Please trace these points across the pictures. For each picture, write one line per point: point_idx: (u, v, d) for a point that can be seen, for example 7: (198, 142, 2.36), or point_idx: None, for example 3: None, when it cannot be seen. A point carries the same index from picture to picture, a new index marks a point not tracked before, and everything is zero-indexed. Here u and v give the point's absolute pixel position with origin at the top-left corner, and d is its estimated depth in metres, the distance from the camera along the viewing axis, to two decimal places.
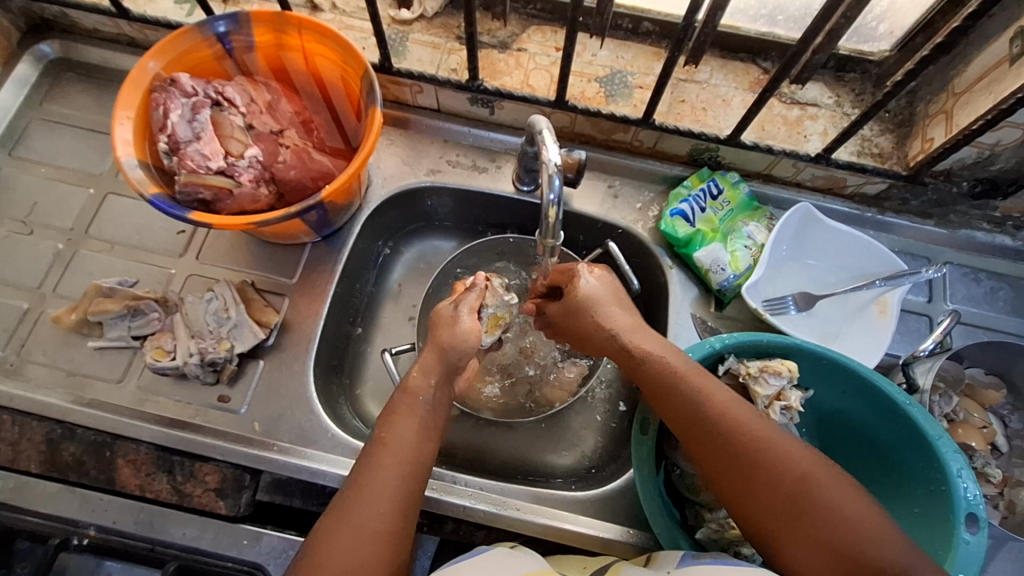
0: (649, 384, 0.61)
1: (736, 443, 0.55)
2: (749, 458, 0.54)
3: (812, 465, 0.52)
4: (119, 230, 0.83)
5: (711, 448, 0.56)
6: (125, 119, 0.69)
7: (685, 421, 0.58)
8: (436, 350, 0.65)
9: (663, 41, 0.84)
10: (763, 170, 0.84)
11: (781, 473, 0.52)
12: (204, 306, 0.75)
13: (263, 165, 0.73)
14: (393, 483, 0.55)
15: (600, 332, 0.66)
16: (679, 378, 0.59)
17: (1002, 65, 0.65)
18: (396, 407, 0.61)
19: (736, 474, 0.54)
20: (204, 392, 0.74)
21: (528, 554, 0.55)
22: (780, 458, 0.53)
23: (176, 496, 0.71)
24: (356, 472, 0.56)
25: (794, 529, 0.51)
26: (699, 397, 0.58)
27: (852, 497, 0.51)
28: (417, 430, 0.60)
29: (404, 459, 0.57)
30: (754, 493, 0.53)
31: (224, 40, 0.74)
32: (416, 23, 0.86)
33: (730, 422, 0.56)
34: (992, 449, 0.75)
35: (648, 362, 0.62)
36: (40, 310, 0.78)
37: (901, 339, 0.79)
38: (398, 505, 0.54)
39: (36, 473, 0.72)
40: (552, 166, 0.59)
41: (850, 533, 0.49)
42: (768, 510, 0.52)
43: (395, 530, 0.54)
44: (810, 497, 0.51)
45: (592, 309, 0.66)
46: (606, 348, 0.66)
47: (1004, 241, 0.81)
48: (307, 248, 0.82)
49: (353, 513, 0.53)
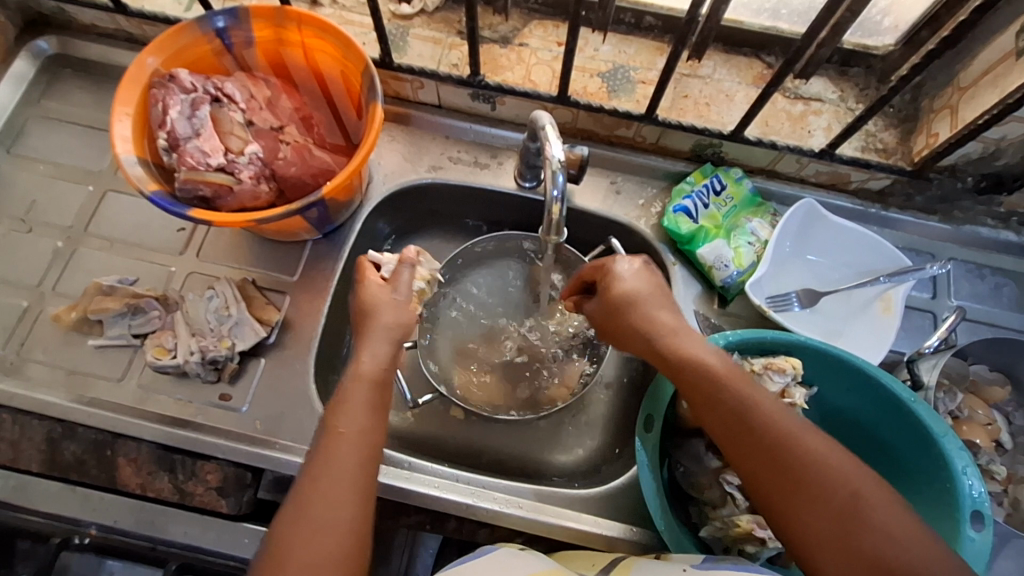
0: (694, 388, 0.59)
1: (784, 455, 0.53)
2: (800, 474, 0.53)
3: (863, 482, 0.52)
4: (119, 227, 0.82)
5: (754, 459, 0.55)
6: (124, 116, 0.68)
7: (728, 429, 0.57)
8: (382, 330, 0.64)
9: (666, 36, 0.83)
10: (766, 166, 0.83)
11: (831, 489, 0.51)
12: (205, 304, 0.75)
13: (263, 162, 0.73)
14: (349, 477, 0.55)
15: (649, 330, 0.64)
16: (726, 385, 0.58)
17: (1009, 59, 0.65)
18: (347, 393, 0.60)
19: (783, 487, 0.53)
20: (205, 390, 0.74)
21: (536, 556, 0.54)
22: (830, 473, 0.52)
23: (177, 494, 0.70)
24: (307, 469, 0.55)
25: (840, 547, 0.50)
26: (747, 405, 0.56)
27: (904, 518, 0.50)
28: (363, 415, 0.58)
29: (355, 451, 0.56)
30: (799, 508, 0.52)
31: (224, 36, 0.73)
32: (417, 18, 0.85)
33: (779, 433, 0.54)
34: (996, 446, 0.74)
35: (693, 367, 0.60)
36: (40, 308, 0.78)
37: (905, 336, 0.78)
38: (359, 500, 0.54)
39: (37, 472, 0.71)
40: (555, 162, 0.58)
41: (898, 552, 0.48)
42: (812, 525, 0.51)
43: (358, 524, 0.54)
44: (862, 518, 0.50)
45: (643, 307, 0.65)
46: (653, 348, 0.63)
47: (1010, 237, 0.81)
48: (308, 246, 0.82)
49: (313, 510, 0.53)
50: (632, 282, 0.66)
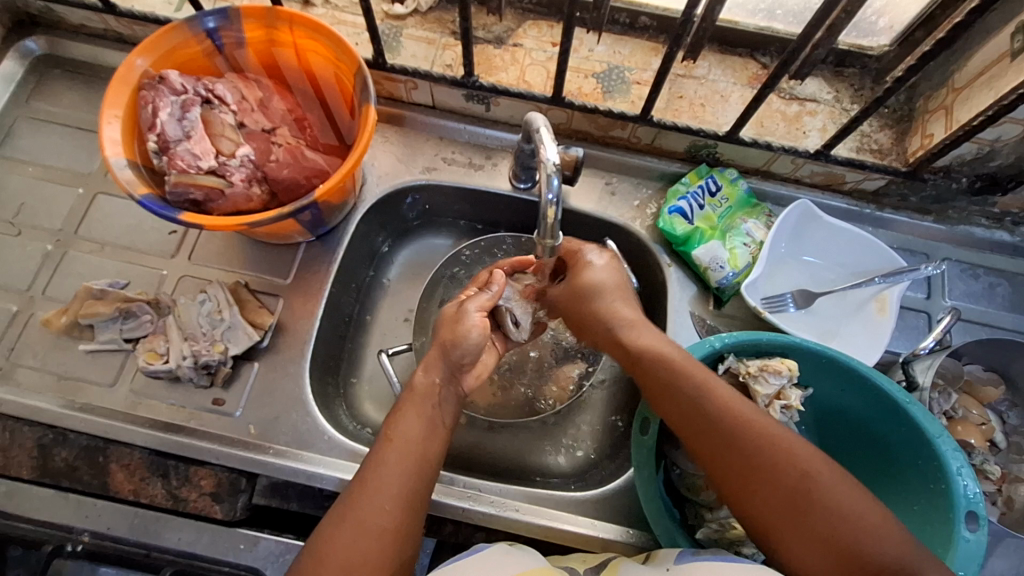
0: (651, 378, 0.60)
1: (735, 439, 0.54)
2: (754, 457, 0.53)
3: (815, 463, 0.52)
4: (109, 230, 0.81)
5: (709, 445, 0.56)
6: (112, 118, 0.67)
7: (683, 416, 0.58)
8: (439, 347, 0.65)
9: (661, 36, 0.83)
10: (761, 166, 0.83)
11: (785, 472, 0.52)
12: (197, 308, 0.75)
13: (254, 165, 0.72)
14: (400, 480, 0.56)
15: (598, 322, 0.67)
16: (681, 373, 0.59)
17: (1004, 60, 0.65)
18: (406, 403, 0.61)
19: (735, 470, 0.54)
20: (198, 395, 0.73)
21: (527, 552, 0.54)
22: (783, 456, 0.53)
23: (171, 501, 0.70)
24: (363, 470, 0.57)
25: (794, 527, 0.51)
26: (698, 390, 0.57)
27: (854, 498, 0.51)
28: (420, 424, 0.60)
29: (410, 455, 0.58)
30: (755, 490, 0.53)
31: (214, 37, 0.72)
32: (410, 18, 0.84)
33: (733, 418, 0.55)
34: (990, 445, 0.75)
35: (649, 356, 0.61)
36: (30, 313, 0.77)
37: (899, 336, 0.79)
38: (402, 504, 0.55)
39: (28, 479, 0.71)
40: (550, 165, 0.57)
41: (851, 533, 0.49)
42: (769, 506, 0.52)
43: (400, 529, 0.54)
44: (813, 497, 0.51)
45: (592, 298, 0.68)
46: (604, 339, 0.67)
47: (1003, 237, 0.81)
48: (301, 248, 0.81)
49: (358, 510, 0.54)
50: (585, 272, 0.69)
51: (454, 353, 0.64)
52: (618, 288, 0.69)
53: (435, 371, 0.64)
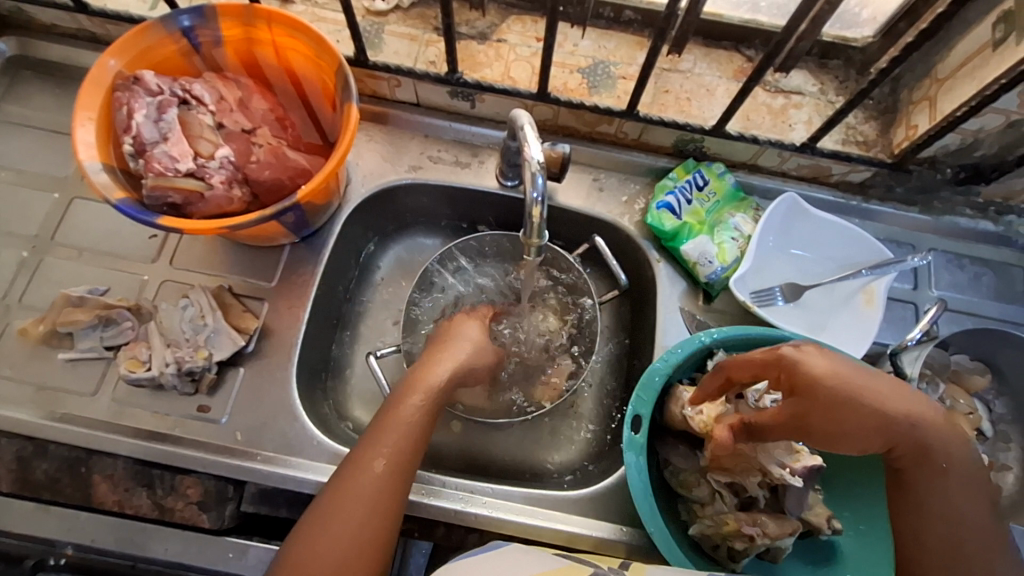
0: (825, 396, 0.53)
1: (918, 444, 0.53)
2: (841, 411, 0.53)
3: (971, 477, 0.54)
4: (87, 235, 0.79)
5: (856, 432, 0.54)
6: (86, 121, 0.65)
7: (846, 420, 0.53)
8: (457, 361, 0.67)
9: (645, 30, 0.82)
10: (748, 160, 0.83)
11: (959, 477, 0.53)
12: (180, 314, 0.73)
13: (234, 166, 0.70)
14: (385, 482, 0.57)
15: (886, 423, 0.53)
16: (856, 389, 0.53)
17: (986, 50, 0.65)
18: (403, 396, 0.62)
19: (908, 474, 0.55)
20: (182, 402, 0.72)
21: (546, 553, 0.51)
22: (955, 462, 0.53)
23: (157, 510, 0.69)
24: (350, 465, 0.58)
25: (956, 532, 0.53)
26: (880, 406, 0.53)
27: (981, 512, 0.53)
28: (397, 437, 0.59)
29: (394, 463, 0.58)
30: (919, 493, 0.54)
31: (190, 36, 0.71)
32: (392, 14, 0.83)
33: (908, 420, 0.53)
34: (978, 434, 0.75)
35: (819, 378, 0.53)
36: (6, 322, 0.75)
37: (887, 327, 0.79)
38: (388, 502, 0.57)
39: (7, 492, 0.69)
40: (535, 163, 0.57)
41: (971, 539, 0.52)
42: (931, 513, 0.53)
43: (385, 526, 0.56)
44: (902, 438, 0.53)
45: (846, 397, 0.53)
46: (845, 429, 0.54)
47: (987, 227, 0.82)
48: (285, 250, 0.80)
49: (344, 508, 0.55)
50: (810, 367, 0.54)
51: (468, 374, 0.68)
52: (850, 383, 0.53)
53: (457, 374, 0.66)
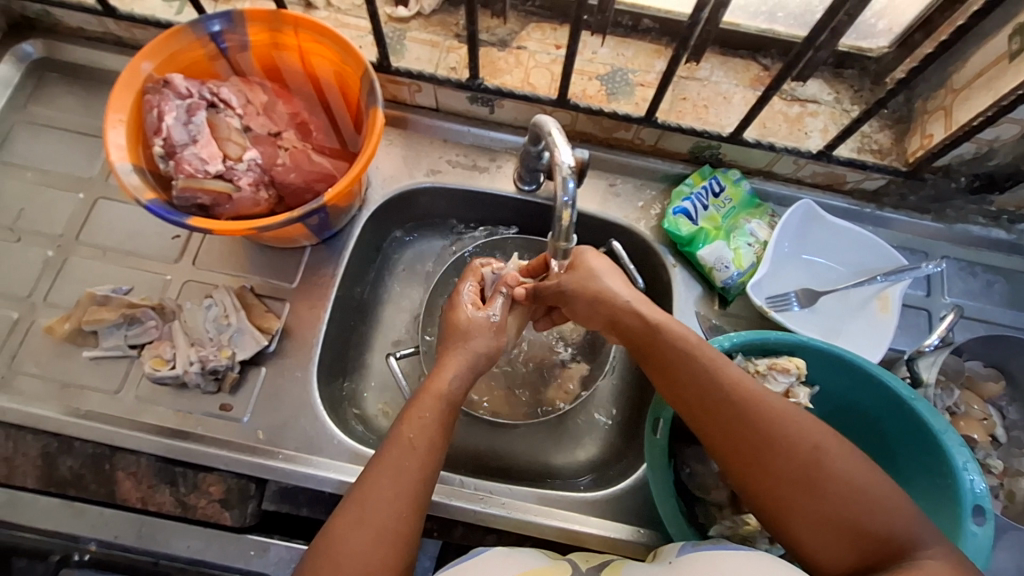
0: (662, 356, 0.61)
1: (747, 416, 0.55)
2: (763, 430, 0.54)
3: (822, 437, 0.54)
4: (110, 235, 0.80)
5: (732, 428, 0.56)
6: (117, 122, 0.66)
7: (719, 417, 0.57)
8: (469, 355, 0.66)
9: (663, 38, 0.83)
10: (764, 167, 0.84)
11: (794, 444, 0.53)
12: (204, 314, 0.74)
13: (262, 169, 0.71)
14: (411, 481, 0.56)
15: (610, 300, 0.66)
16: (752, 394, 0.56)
17: (1002, 61, 0.66)
18: (418, 403, 0.61)
19: (746, 454, 0.55)
20: (205, 400, 0.73)
21: (528, 553, 0.53)
22: (793, 430, 0.54)
23: (179, 508, 0.69)
24: (370, 469, 0.57)
25: (806, 501, 0.52)
26: (712, 370, 0.58)
27: (860, 468, 0.52)
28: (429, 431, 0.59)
29: (424, 458, 0.58)
30: (771, 472, 0.53)
31: (218, 40, 0.72)
32: (413, 20, 0.84)
33: (777, 413, 0.55)
34: (992, 440, 0.76)
35: (663, 333, 0.62)
36: (31, 320, 0.76)
37: (902, 333, 0.80)
38: (415, 502, 0.56)
39: (31, 488, 0.70)
40: (565, 168, 0.58)
41: (849, 498, 0.51)
42: (783, 484, 0.53)
43: (414, 526, 0.55)
44: (822, 466, 0.52)
45: (601, 278, 0.67)
46: (621, 316, 0.65)
47: (1000, 235, 0.83)
48: (307, 251, 0.81)
49: (367, 510, 0.54)
50: (584, 256, 0.69)
51: (480, 362, 0.67)
52: (611, 266, 0.69)
53: (465, 377, 0.65)
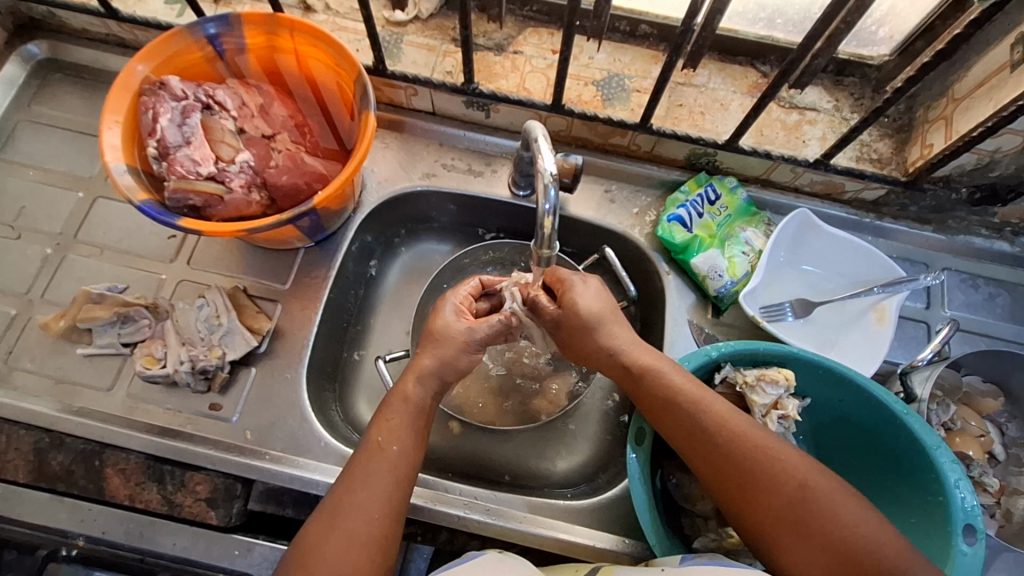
0: (650, 399, 0.62)
1: (732, 455, 0.57)
2: (747, 469, 0.56)
3: (811, 474, 0.55)
4: (109, 234, 0.81)
5: (716, 467, 0.58)
6: (113, 123, 0.67)
7: (705, 456, 0.58)
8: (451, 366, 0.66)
9: (661, 44, 0.83)
10: (761, 175, 0.83)
11: (781, 481, 0.55)
12: (195, 313, 0.75)
13: (254, 171, 0.72)
14: (381, 488, 0.57)
15: (597, 348, 0.66)
16: (731, 432, 0.58)
17: (1003, 71, 0.65)
18: (387, 408, 0.62)
19: (735, 490, 0.56)
20: (195, 399, 0.73)
21: (520, 559, 0.55)
22: (778, 466, 0.55)
23: (166, 506, 0.70)
24: (344, 477, 0.58)
25: (796, 537, 0.53)
26: (697, 410, 0.59)
27: (848, 504, 0.53)
28: (406, 435, 0.60)
29: (394, 463, 0.58)
30: (758, 508, 0.55)
31: (215, 43, 0.72)
32: (411, 25, 0.85)
33: (757, 452, 0.56)
34: (989, 457, 0.74)
35: (648, 376, 0.62)
36: (28, 316, 0.77)
37: (899, 346, 0.78)
38: (389, 511, 0.56)
39: (23, 483, 0.71)
40: (547, 175, 0.57)
41: (838, 532, 0.52)
42: (770, 519, 0.54)
43: (385, 531, 0.55)
44: (809, 503, 0.53)
45: (591, 325, 0.66)
46: (605, 363, 0.66)
47: (1003, 247, 0.81)
48: (300, 253, 0.81)
49: (338, 519, 0.55)
50: (575, 299, 0.67)
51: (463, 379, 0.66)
52: (610, 310, 0.67)
53: None
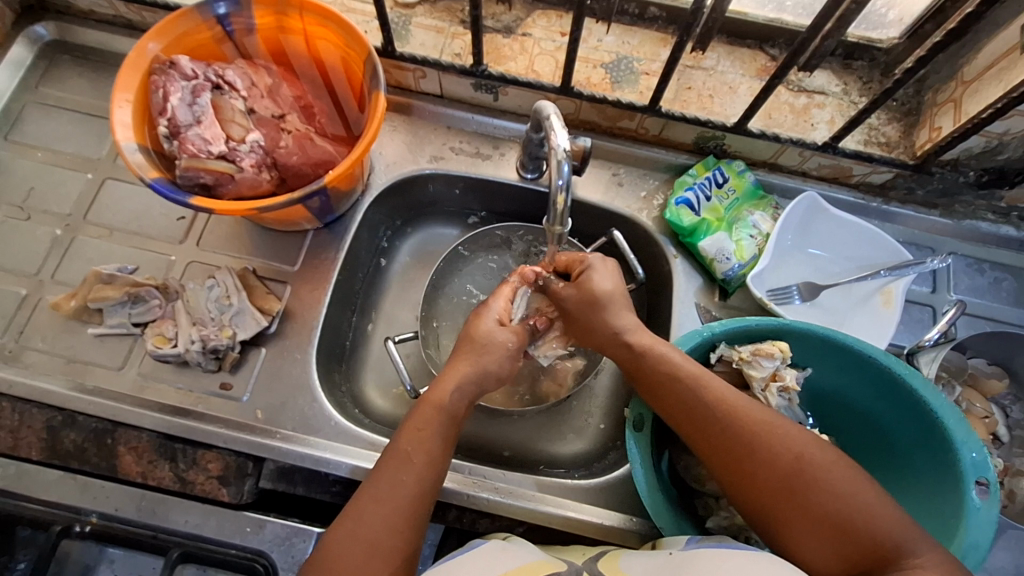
0: (652, 375, 0.63)
1: (731, 431, 0.57)
2: (745, 445, 0.56)
3: (809, 448, 0.55)
4: (118, 217, 0.81)
5: (715, 442, 0.58)
6: (124, 102, 0.67)
7: (704, 430, 0.59)
8: (473, 366, 0.65)
9: (670, 27, 0.83)
10: (769, 159, 0.83)
11: (778, 456, 0.55)
12: (206, 294, 0.75)
13: (264, 151, 0.72)
14: (405, 498, 0.56)
15: (606, 328, 0.68)
16: (728, 408, 0.59)
17: (1014, 53, 0.65)
18: (418, 413, 0.62)
19: (734, 462, 0.57)
20: (206, 379, 0.74)
21: (522, 547, 0.55)
22: (775, 441, 0.56)
23: (178, 483, 0.70)
24: (364, 484, 0.58)
25: (793, 509, 0.53)
26: (697, 386, 0.60)
27: (846, 478, 0.53)
28: (434, 444, 0.60)
29: (420, 472, 0.58)
30: (755, 480, 0.55)
31: (225, 23, 0.72)
32: (419, 7, 0.85)
33: (754, 428, 0.57)
34: (993, 438, 0.75)
35: (648, 355, 0.64)
36: (39, 296, 0.77)
37: (904, 329, 0.79)
38: (410, 518, 0.56)
39: (36, 460, 0.71)
40: (560, 152, 0.57)
41: (835, 505, 0.52)
42: (766, 490, 0.55)
43: (408, 544, 0.55)
44: (806, 476, 0.54)
45: (603, 307, 0.68)
46: (612, 343, 0.67)
47: (1009, 232, 0.81)
48: (309, 236, 0.81)
49: (360, 525, 0.55)
50: (592, 279, 0.69)
51: (489, 378, 0.66)
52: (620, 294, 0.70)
53: (468, 389, 0.65)
